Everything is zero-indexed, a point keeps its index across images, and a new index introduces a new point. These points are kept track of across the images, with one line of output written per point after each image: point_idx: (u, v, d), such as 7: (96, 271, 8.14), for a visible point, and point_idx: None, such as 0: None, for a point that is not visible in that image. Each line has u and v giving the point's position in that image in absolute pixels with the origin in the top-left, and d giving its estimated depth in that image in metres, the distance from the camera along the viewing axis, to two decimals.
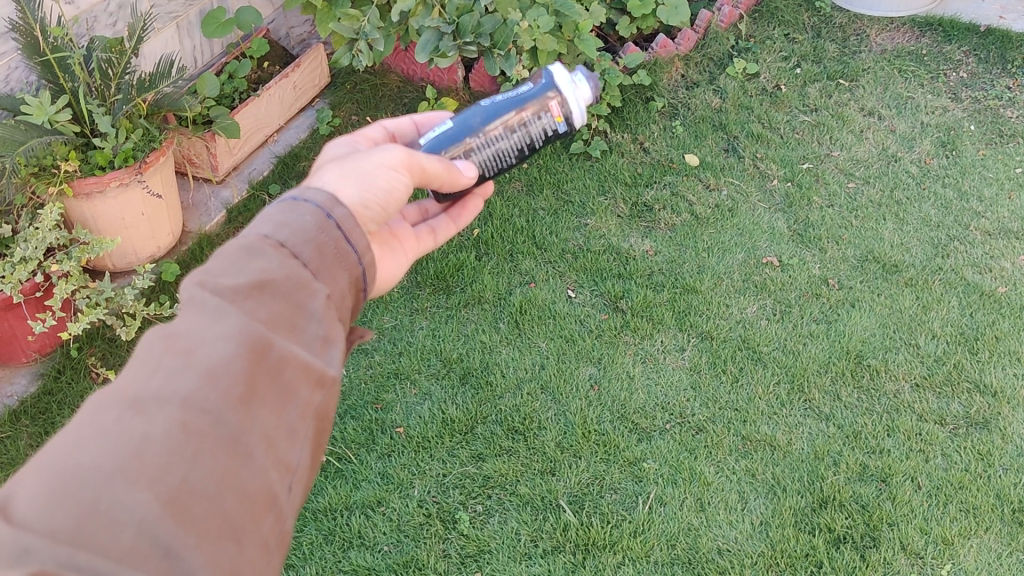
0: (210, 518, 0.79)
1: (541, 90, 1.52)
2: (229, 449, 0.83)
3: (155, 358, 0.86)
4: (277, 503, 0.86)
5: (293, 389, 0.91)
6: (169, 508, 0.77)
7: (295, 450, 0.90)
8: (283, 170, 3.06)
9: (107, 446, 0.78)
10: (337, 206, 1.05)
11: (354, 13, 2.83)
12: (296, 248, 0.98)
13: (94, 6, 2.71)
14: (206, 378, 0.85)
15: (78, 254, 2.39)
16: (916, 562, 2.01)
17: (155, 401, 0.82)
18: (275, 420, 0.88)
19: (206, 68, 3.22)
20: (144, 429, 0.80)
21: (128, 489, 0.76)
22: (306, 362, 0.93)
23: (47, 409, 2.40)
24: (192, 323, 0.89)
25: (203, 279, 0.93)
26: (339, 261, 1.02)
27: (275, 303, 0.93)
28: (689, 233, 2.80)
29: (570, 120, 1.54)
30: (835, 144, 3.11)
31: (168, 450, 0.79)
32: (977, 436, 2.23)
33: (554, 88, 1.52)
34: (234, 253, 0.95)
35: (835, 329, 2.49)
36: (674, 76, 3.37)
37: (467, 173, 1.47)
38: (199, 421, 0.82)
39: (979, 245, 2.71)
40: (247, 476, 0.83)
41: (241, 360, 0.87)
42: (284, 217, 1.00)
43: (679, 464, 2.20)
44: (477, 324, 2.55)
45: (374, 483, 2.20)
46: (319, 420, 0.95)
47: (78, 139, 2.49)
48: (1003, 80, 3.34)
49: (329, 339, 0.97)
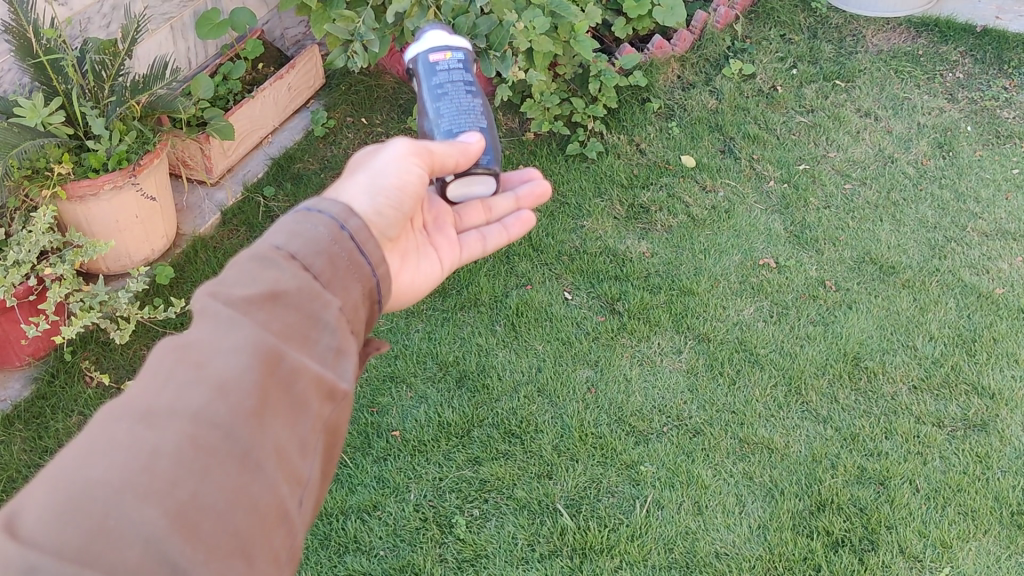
0: (220, 533, 0.77)
1: (421, 60, 1.59)
2: (240, 463, 0.81)
3: (167, 369, 0.85)
4: (288, 518, 0.85)
5: (305, 402, 0.89)
6: (177, 524, 0.75)
7: (306, 463, 0.89)
8: (278, 172, 3.05)
9: (116, 460, 0.77)
10: (351, 216, 1.05)
11: (349, 14, 2.80)
12: (307, 259, 0.98)
13: (87, 8, 2.69)
14: (218, 391, 0.83)
15: (71, 258, 2.38)
16: (915, 565, 2.00)
17: (165, 414, 0.81)
18: (287, 432, 0.87)
19: (200, 69, 3.20)
20: (154, 443, 0.78)
21: (136, 505, 0.74)
22: (318, 374, 0.91)
23: (40, 413, 2.38)
24: (204, 334, 0.88)
25: (216, 290, 0.93)
26: (352, 272, 1.02)
27: (288, 314, 0.93)
28: (686, 234, 2.79)
29: (455, 45, 1.61)
30: (832, 145, 3.10)
31: (178, 464, 0.78)
32: (976, 438, 2.23)
33: (423, 51, 1.59)
34: (246, 264, 0.95)
35: (833, 330, 2.48)
36: (670, 77, 3.37)
37: (475, 137, 1.46)
38: (210, 434, 0.81)
39: (977, 246, 2.71)
40: (259, 491, 0.82)
41: (253, 372, 0.86)
42: (297, 227, 1.00)
43: (677, 466, 2.19)
44: (473, 327, 2.54)
45: (370, 487, 2.19)
46: (331, 433, 0.93)
47: (72, 141, 2.47)
48: (1000, 81, 3.34)
49: (342, 350, 0.96)
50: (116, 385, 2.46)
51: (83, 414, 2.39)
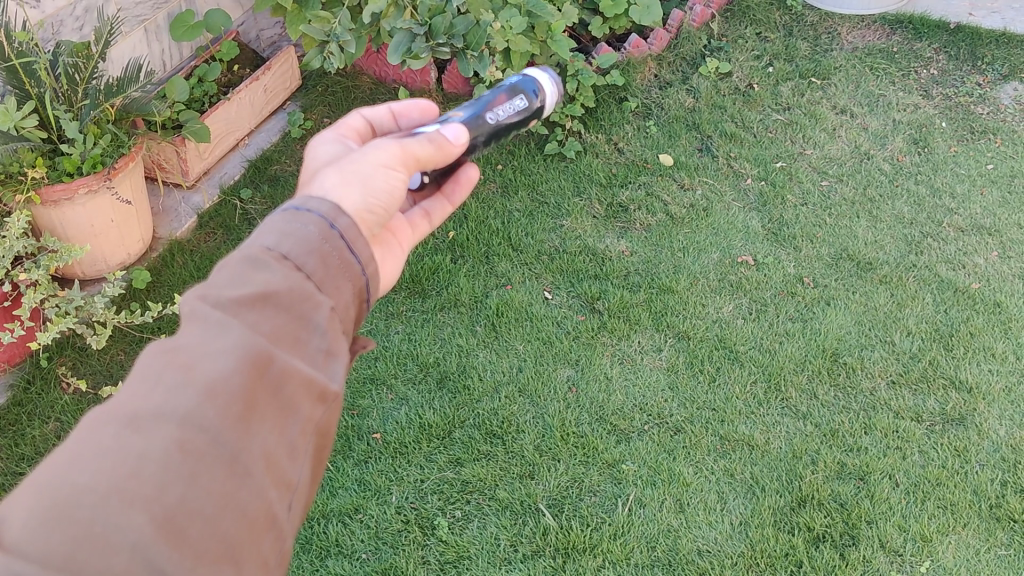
0: (207, 540, 0.76)
1: (534, 106, 1.55)
2: (228, 468, 0.79)
3: (154, 372, 0.82)
4: (277, 522, 0.82)
5: (294, 404, 0.86)
6: (165, 531, 0.73)
7: (295, 467, 0.86)
8: (255, 174, 3.02)
9: (102, 466, 0.74)
10: (341, 215, 1.00)
11: (324, 15, 2.77)
12: (299, 259, 0.93)
13: (60, 10, 2.64)
14: (207, 394, 0.80)
15: (46, 263, 2.32)
16: (896, 560, 2.01)
17: (153, 418, 0.78)
18: (276, 436, 0.84)
19: (175, 71, 3.15)
20: (142, 447, 0.76)
21: (124, 511, 0.72)
22: (308, 377, 0.88)
23: (17, 420, 2.34)
24: (193, 337, 0.85)
25: (205, 292, 0.89)
26: (344, 271, 0.97)
27: (278, 316, 0.89)
28: (665, 233, 2.79)
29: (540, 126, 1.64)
30: (808, 143, 3.12)
31: (166, 470, 0.75)
32: (953, 432, 2.24)
33: (541, 102, 1.57)
34: (236, 265, 0.91)
35: (812, 327, 2.49)
36: (646, 76, 3.37)
37: (460, 137, 1.32)
38: (197, 438, 0.78)
39: (953, 241, 2.73)
40: (247, 497, 0.80)
41: (242, 375, 0.83)
42: (287, 227, 0.95)
43: (659, 465, 2.19)
44: (453, 328, 2.52)
45: (352, 491, 2.16)
46: (321, 436, 0.90)
47: (45, 145, 2.41)
48: (973, 77, 3.37)
49: (333, 352, 0.92)
50: (93, 392, 2.41)
51: (60, 420, 2.35)
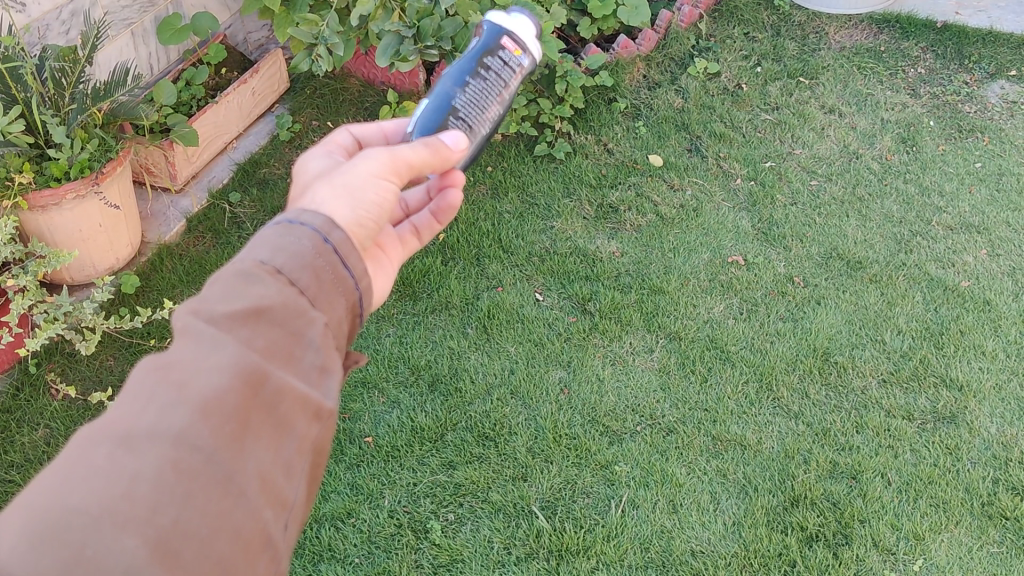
0: (202, 561, 0.74)
1: (490, 32, 1.40)
2: (223, 488, 0.78)
3: (146, 390, 0.80)
4: (271, 543, 0.81)
5: (290, 421, 0.86)
6: (160, 553, 0.72)
7: (291, 485, 0.85)
8: (243, 177, 3.00)
9: (94, 487, 0.72)
10: (334, 228, 0.99)
11: (313, 17, 2.75)
12: (292, 274, 0.92)
13: (46, 14, 2.62)
14: (201, 412, 0.79)
15: (34, 268, 2.30)
16: (889, 558, 2.01)
17: (145, 437, 0.76)
18: (271, 454, 0.83)
19: (162, 74, 3.13)
20: (135, 467, 0.74)
21: (116, 534, 0.70)
22: (304, 393, 0.87)
23: (5, 427, 2.31)
24: (185, 353, 0.83)
25: (198, 306, 0.87)
26: (336, 286, 0.96)
27: (272, 331, 0.88)
28: (655, 233, 2.79)
29: (530, 49, 1.43)
30: (797, 142, 3.12)
31: (160, 491, 0.74)
32: (945, 430, 2.25)
33: (500, 26, 1.40)
34: (229, 280, 0.89)
35: (802, 326, 2.50)
36: (635, 77, 3.38)
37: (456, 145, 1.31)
38: (192, 458, 0.77)
39: (942, 239, 2.74)
40: (241, 516, 0.79)
41: (236, 393, 0.82)
42: (281, 240, 0.94)
43: (651, 466, 2.19)
44: (445, 330, 2.52)
45: (344, 495, 2.15)
46: (316, 454, 0.90)
47: (32, 150, 2.39)
48: (961, 75, 3.39)
49: (326, 368, 0.92)
50: (82, 398, 2.39)
51: (50, 427, 2.32)
